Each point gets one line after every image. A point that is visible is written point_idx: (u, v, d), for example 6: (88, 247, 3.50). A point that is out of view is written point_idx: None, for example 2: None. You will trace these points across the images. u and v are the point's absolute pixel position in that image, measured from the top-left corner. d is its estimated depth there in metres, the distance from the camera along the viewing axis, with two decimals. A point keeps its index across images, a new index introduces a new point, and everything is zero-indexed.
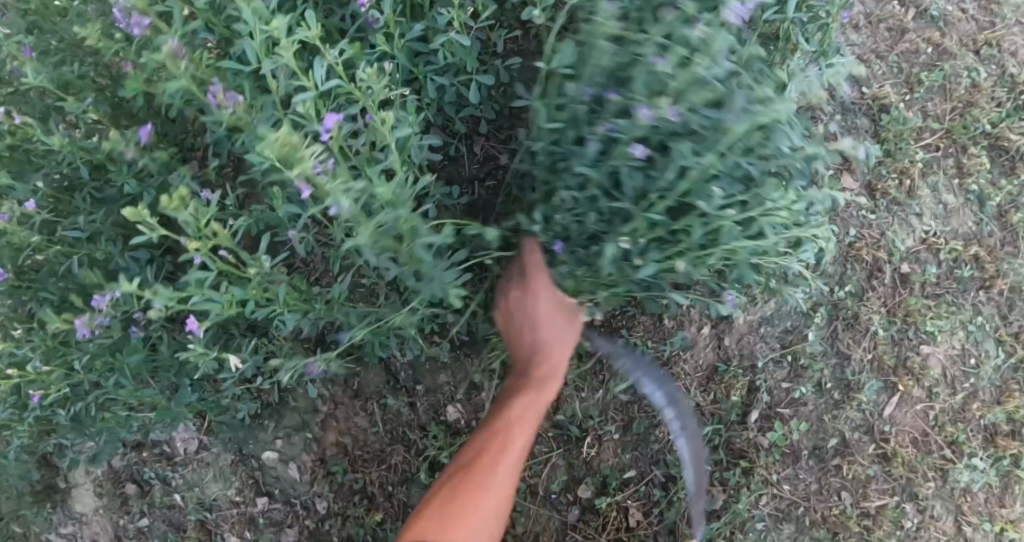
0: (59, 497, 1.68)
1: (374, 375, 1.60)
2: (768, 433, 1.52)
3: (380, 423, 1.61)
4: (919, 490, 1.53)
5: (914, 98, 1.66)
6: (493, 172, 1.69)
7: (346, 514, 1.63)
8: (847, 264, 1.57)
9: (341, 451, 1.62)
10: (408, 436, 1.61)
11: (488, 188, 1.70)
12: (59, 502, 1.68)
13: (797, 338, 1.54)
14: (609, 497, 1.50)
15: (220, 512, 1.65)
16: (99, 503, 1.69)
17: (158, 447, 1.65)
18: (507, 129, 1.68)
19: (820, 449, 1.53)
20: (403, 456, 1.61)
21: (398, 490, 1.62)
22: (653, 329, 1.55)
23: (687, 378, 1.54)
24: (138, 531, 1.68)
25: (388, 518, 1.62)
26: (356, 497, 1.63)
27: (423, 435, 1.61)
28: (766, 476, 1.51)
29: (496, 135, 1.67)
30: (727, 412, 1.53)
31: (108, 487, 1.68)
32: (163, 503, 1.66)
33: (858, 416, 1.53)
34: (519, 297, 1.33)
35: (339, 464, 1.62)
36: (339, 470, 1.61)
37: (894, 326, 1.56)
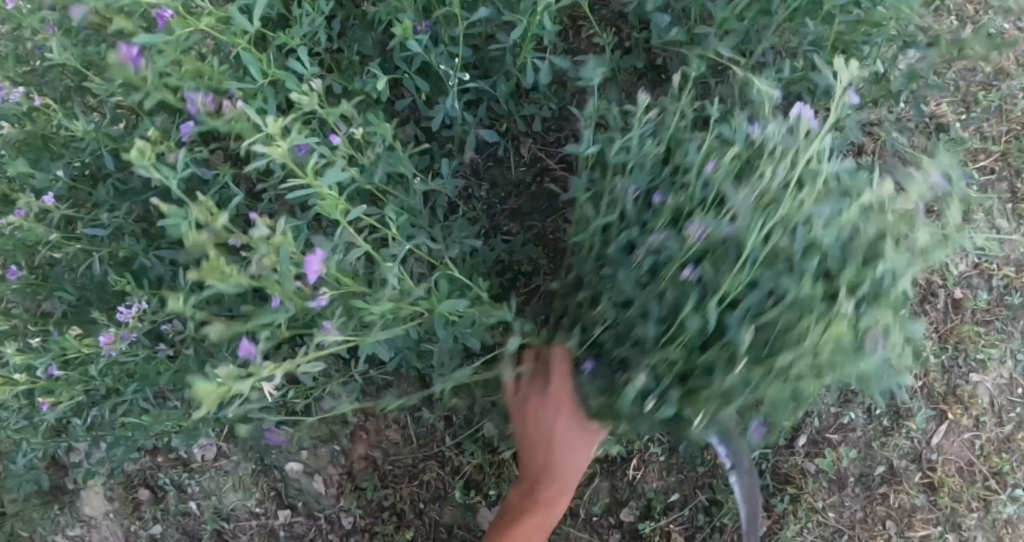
0: (68, 498, 1.65)
1: (408, 386, 1.53)
2: (816, 459, 1.48)
3: (414, 437, 1.53)
4: (963, 521, 1.50)
5: (970, 118, 1.61)
6: (539, 177, 1.62)
7: (373, 531, 1.55)
8: (901, 287, 1.53)
9: (369, 466, 1.55)
10: (442, 451, 1.52)
11: (532, 194, 1.63)
12: (67, 503, 1.65)
13: (849, 362, 1.50)
14: (654, 521, 1.44)
15: (237, 523, 1.58)
16: (109, 507, 1.64)
17: (174, 452, 1.58)
18: (556, 131, 1.61)
19: (866, 476, 1.49)
20: (437, 472, 1.53)
21: (431, 508, 1.54)
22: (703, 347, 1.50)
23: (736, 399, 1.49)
24: (150, 538, 1.62)
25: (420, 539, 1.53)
26: (385, 514, 1.55)
27: (459, 451, 1.51)
28: (812, 503, 1.47)
29: (544, 136, 1.60)
30: (776, 435, 1.48)
31: (119, 492, 1.63)
32: (176, 510, 1.60)
33: (907, 443, 1.50)
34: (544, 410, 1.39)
35: (368, 480, 1.54)
36: (367, 486, 1.54)
37: (946, 352, 1.53)
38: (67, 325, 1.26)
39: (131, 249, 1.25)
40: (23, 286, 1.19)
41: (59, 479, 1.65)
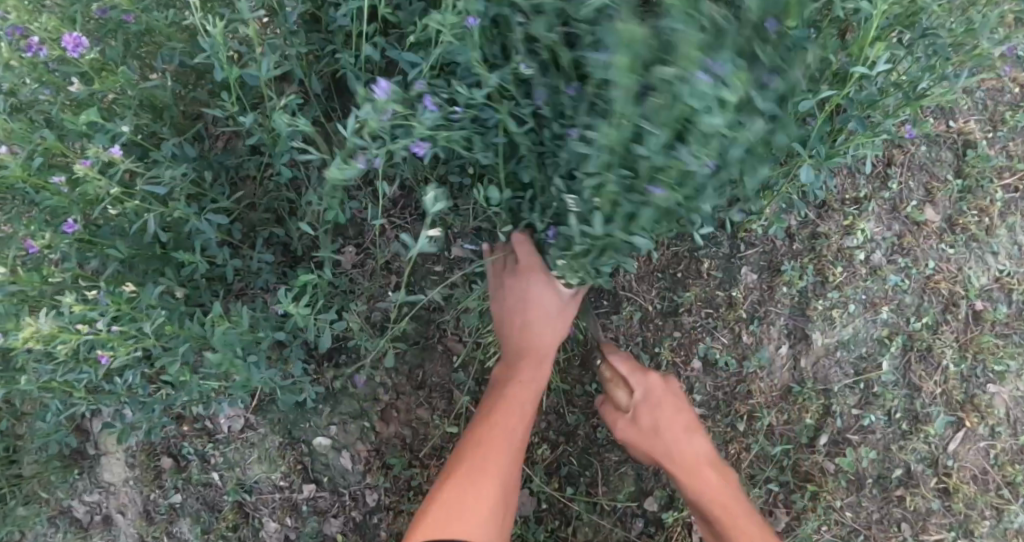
0: (88, 463, 1.68)
1: (439, 366, 1.56)
2: (837, 458, 1.50)
3: (445, 416, 1.56)
4: (975, 528, 1.53)
5: (997, 136, 1.61)
6: None
7: (398, 509, 1.57)
8: (924, 296, 1.56)
9: (400, 443, 1.57)
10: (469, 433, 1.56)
11: None
12: (86, 468, 1.68)
13: (872, 366, 1.53)
14: (676, 511, 1.46)
15: (261, 495, 1.59)
16: (129, 474, 1.67)
17: (200, 422, 1.59)
18: None
19: (885, 478, 1.52)
20: None
21: None
22: (733, 342, 1.51)
23: (762, 395, 1.50)
24: (169, 507, 1.64)
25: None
26: (412, 490, 1.57)
27: None
28: (831, 501, 1.50)
29: None
30: (798, 433, 1.51)
31: (140, 459, 1.64)
32: (198, 481, 1.61)
33: (924, 448, 1.52)
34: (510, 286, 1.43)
35: (397, 457, 1.56)
36: (396, 463, 1.56)
37: (965, 361, 1.56)
38: (111, 282, 1.25)
39: (185, 210, 1.24)
40: (75, 241, 1.17)
41: (79, 444, 1.67)
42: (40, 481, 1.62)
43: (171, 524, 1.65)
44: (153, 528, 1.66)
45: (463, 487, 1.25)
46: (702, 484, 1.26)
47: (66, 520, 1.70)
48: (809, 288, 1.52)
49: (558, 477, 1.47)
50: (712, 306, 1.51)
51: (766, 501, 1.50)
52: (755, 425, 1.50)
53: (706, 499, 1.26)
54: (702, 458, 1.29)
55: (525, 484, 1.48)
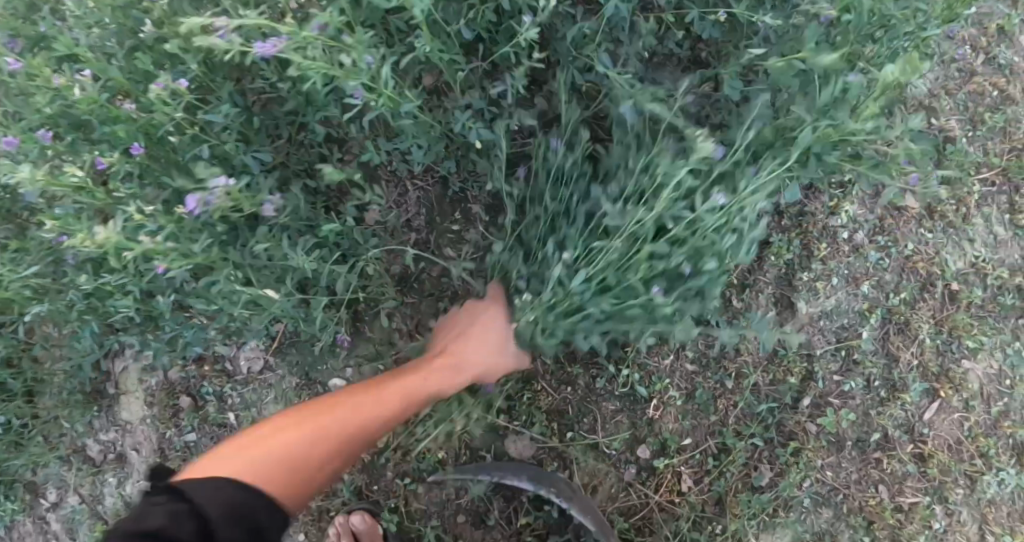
0: (107, 402, 1.89)
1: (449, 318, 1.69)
2: (818, 418, 1.62)
3: None
4: (949, 494, 1.61)
5: (975, 136, 1.69)
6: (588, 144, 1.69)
7: None
8: (903, 275, 1.66)
9: None
10: None
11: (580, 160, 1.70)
12: (105, 407, 1.89)
13: (853, 334, 1.64)
14: (669, 458, 1.59)
15: None
16: (146, 413, 1.87)
17: (220, 364, 1.80)
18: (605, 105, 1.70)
19: (863, 441, 1.62)
20: None
21: (461, 430, 1.61)
22: (722, 308, 1.63)
23: (750, 356, 1.62)
24: (184, 445, 1.83)
25: (453, 458, 1.62)
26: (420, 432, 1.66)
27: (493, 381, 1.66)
28: (813, 459, 1.61)
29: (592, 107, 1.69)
30: (783, 394, 1.62)
31: (158, 398, 1.86)
32: (215, 420, 1.80)
33: (900, 414, 1.62)
34: (473, 306, 1.54)
35: None
36: None
37: (941, 336, 1.65)
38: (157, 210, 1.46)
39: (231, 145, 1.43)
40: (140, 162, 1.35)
41: (101, 384, 1.88)
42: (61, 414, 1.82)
43: (183, 462, 1.83)
44: (166, 465, 1.85)
45: (313, 435, 1.24)
46: None
47: (85, 457, 1.92)
48: (795, 260, 1.65)
49: (556, 422, 1.60)
50: None
51: (751, 456, 1.61)
52: (742, 383, 1.61)
53: None
54: None
55: (526, 429, 1.60)
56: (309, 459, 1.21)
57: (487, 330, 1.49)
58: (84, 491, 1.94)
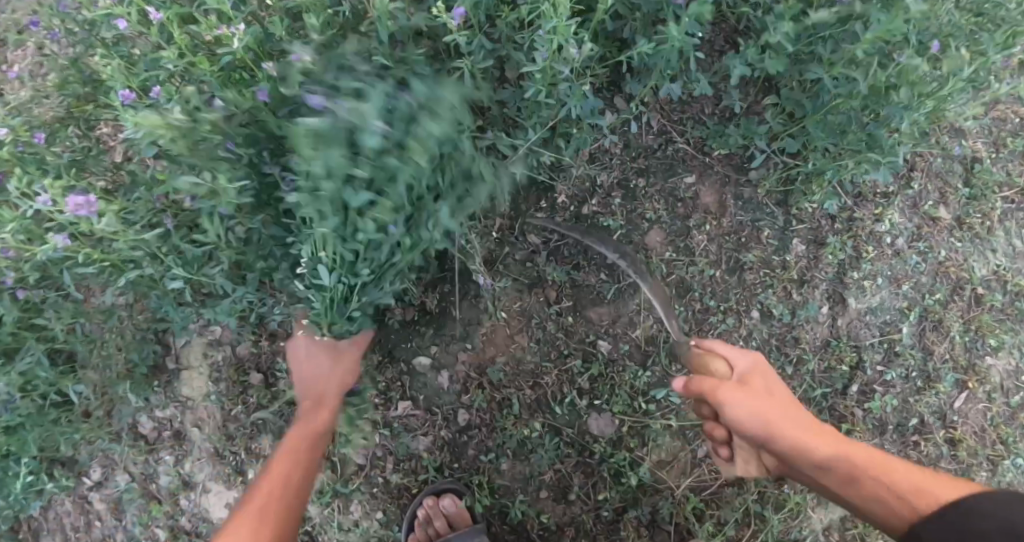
0: (167, 377, 1.89)
1: (535, 299, 1.75)
2: (865, 403, 1.78)
3: (541, 341, 1.74)
4: (975, 475, 1.80)
5: (999, 156, 1.89)
6: (666, 145, 1.82)
7: (492, 427, 1.72)
8: (936, 279, 1.84)
9: (500, 367, 1.73)
10: (566, 361, 1.73)
11: (658, 159, 1.82)
12: (166, 383, 1.89)
13: (893, 329, 1.81)
14: None
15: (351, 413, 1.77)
16: (209, 390, 1.88)
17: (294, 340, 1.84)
18: (680, 110, 1.82)
19: (903, 425, 1.79)
20: (556, 375, 1.72)
21: (544, 408, 1.72)
22: (782, 301, 1.78)
23: (806, 345, 1.78)
24: (251, 422, 1.85)
25: (537, 433, 1.70)
26: (504, 410, 1.72)
27: (578, 362, 1.73)
28: (859, 440, 1.78)
29: (669, 111, 1.81)
30: (835, 380, 1.78)
31: (225, 374, 1.87)
32: (286, 397, 1.83)
33: (934, 402, 1.80)
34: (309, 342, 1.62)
35: (497, 376, 1.72)
36: (492, 382, 1.72)
37: (968, 334, 1.83)
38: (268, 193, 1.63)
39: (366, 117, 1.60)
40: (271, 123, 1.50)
41: (161, 359, 1.89)
42: (125, 388, 1.81)
43: (250, 440, 1.85)
44: (231, 443, 1.85)
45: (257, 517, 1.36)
46: (833, 440, 1.36)
47: (136, 433, 1.91)
48: (846, 260, 1.81)
49: (636, 401, 1.71)
50: (769, 267, 1.79)
51: None
52: (800, 368, 1.77)
53: (849, 455, 1.34)
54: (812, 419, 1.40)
55: (607, 407, 1.72)
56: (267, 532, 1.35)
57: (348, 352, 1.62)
58: (133, 469, 1.91)
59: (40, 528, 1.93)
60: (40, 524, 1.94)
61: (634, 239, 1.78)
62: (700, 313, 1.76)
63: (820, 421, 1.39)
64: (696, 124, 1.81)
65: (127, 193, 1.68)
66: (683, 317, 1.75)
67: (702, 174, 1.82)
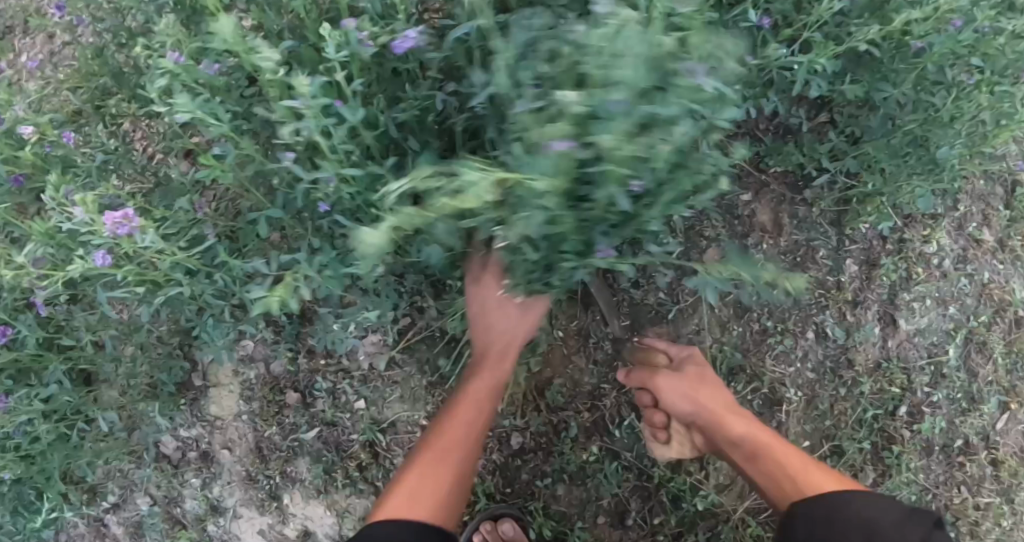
0: (193, 395, 1.79)
1: (593, 315, 1.67)
2: (915, 424, 1.78)
3: (601, 361, 1.67)
4: (1016, 495, 1.82)
5: None
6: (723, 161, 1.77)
7: (549, 451, 1.67)
8: (981, 301, 1.85)
9: (557, 388, 1.67)
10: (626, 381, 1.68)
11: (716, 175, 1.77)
12: (192, 400, 1.79)
13: (941, 351, 1.81)
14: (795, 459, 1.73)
15: (396, 436, 1.73)
16: (241, 409, 1.78)
17: (334, 359, 1.73)
18: (737, 126, 1.77)
19: (949, 446, 1.80)
20: (615, 397, 1.67)
21: (603, 430, 1.67)
22: (835, 322, 1.77)
23: (859, 367, 1.77)
24: (287, 444, 1.75)
25: (595, 457, 1.67)
26: (562, 433, 1.67)
27: None
28: (910, 461, 1.77)
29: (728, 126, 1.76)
30: (885, 402, 1.78)
31: (258, 392, 1.77)
32: (325, 418, 1.74)
33: (978, 423, 1.82)
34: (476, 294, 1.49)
35: (555, 398, 1.67)
36: (550, 404, 1.67)
37: (1011, 356, 1.85)
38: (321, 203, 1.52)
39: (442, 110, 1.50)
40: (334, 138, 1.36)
41: (187, 376, 1.78)
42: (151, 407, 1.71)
43: (286, 463, 1.75)
44: (266, 466, 1.76)
45: (420, 483, 1.34)
46: (744, 422, 1.40)
47: (158, 454, 1.80)
48: (897, 282, 1.81)
49: None
50: (825, 287, 1.78)
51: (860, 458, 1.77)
52: (852, 389, 1.76)
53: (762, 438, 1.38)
54: (730, 403, 1.45)
55: None
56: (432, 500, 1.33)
57: (530, 319, 1.51)
58: (155, 492, 1.81)
59: None
60: None
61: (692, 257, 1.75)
62: (758, 333, 1.74)
63: (741, 407, 1.44)
64: (754, 142, 1.77)
65: (163, 203, 1.57)
66: (741, 338, 1.73)
67: (759, 191, 1.79)
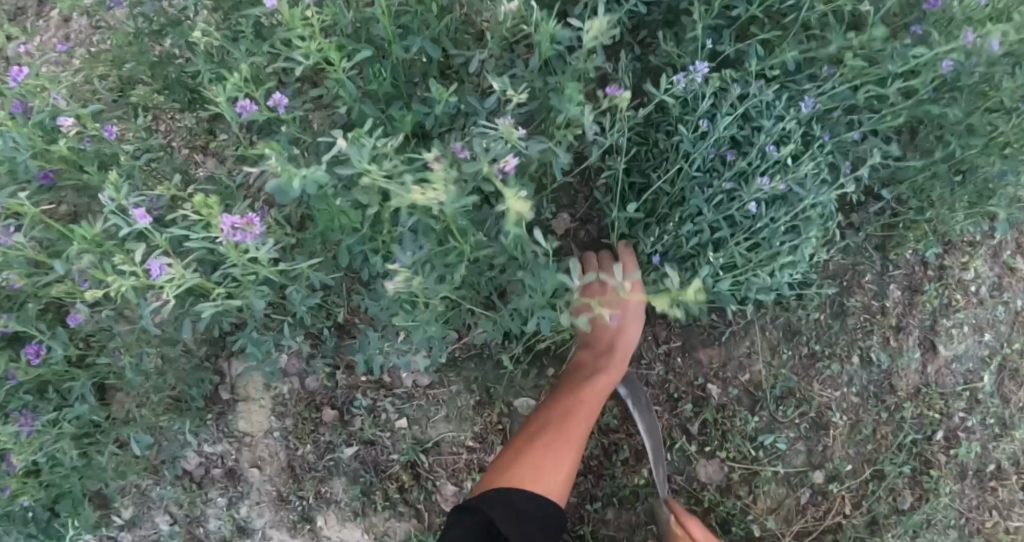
0: (220, 409, 1.69)
1: (643, 337, 1.70)
2: (952, 449, 1.79)
3: (653, 382, 1.70)
4: None
5: None
6: None
7: (599, 474, 1.64)
8: (1015, 328, 1.84)
9: (611, 410, 1.66)
10: (677, 402, 1.71)
11: None
12: (219, 415, 1.69)
13: (977, 377, 1.82)
14: (840, 484, 1.72)
15: (438, 456, 1.67)
16: (272, 426, 1.69)
17: (376, 375, 1.67)
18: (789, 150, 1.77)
19: (982, 471, 1.81)
20: (666, 417, 1.70)
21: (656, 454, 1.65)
22: (877, 347, 1.77)
23: (899, 391, 1.78)
24: (322, 463, 1.68)
25: (648, 480, 1.63)
26: (612, 457, 1.64)
27: (688, 404, 1.71)
28: (948, 485, 1.77)
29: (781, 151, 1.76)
30: (924, 426, 1.79)
31: (292, 408, 1.69)
32: (364, 437, 1.67)
33: (1012, 448, 1.82)
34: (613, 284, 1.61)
35: (609, 420, 1.65)
36: (603, 425, 1.65)
37: None
38: (384, 214, 1.47)
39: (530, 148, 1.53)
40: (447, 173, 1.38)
41: (214, 389, 1.68)
42: (177, 422, 1.60)
43: (321, 483, 1.68)
44: (298, 486, 1.68)
45: (539, 461, 1.49)
46: None
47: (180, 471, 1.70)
48: (937, 308, 1.82)
49: (746, 444, 1.69)
50: (870, 312, 1.78)
51: (899, 483, 1.76)
52: (892, 413, 1.77)
53: None
54: None
55: (716, 454, 1.70)
56: (550, 476, 1.49)
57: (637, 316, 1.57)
58: (176, 510, 1.71)
59: None
60: None
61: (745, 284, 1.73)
62: (806, 356, 1.74)
63: None
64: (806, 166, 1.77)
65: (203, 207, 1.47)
66: (790, 361, 1.73)
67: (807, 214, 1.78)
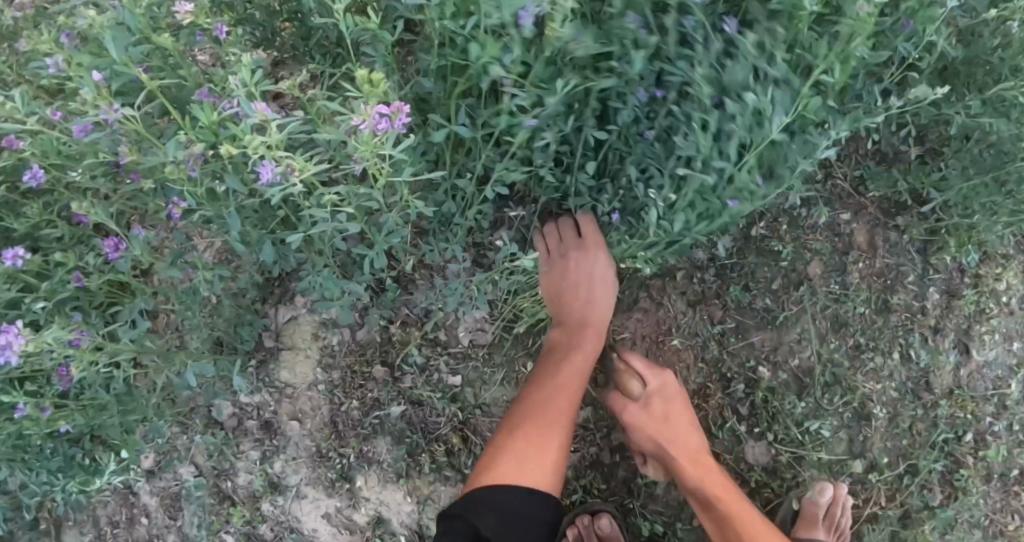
0: (263, 356, 1.61)
1: (699, 319, 1.79)
2: (980, 451, 1.82)
3: (703, 362, 1.79)
4: None
5: None
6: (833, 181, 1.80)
7: None
8: None
9: None
10: (726, 381, 1.79)
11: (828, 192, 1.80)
12: (260, 364, 1.61)
13: (1005, 384, 1.85)
14: (881, 475, 1.80)
15: (490, 419, 1.65)
16: (317, 379, 1.63)
17: (431, 332, 1.62)
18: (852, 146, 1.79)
19: (1006, 475, 1.84)
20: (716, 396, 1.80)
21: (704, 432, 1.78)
22: (917, 347, 1.81)
23: (933, 391, 1.81)
24: (367, 421, 1.63)
25: None
26: None
27: (734, 384, 1.79)
28: (974, 485, 1.81)
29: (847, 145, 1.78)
30: (955, 426, 1.82)
31: (338, 361, 1.63)
32: (413, 396, 1.63)
33: None
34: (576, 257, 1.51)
35: None
36: None
37: None
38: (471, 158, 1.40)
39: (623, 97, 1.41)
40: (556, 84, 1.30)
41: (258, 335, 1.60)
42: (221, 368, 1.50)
43: (365, 441, 1.63)
44: (340, 442, 1.63)
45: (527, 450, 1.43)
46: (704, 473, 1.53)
47: (211, 420, 1.62)
48: (973, 313, 1.84)
49: (792, 429, 1.77)
50: (911, 312, 1.81)
51: (928, 480, 1.80)
52: (927, 412, 1.81)
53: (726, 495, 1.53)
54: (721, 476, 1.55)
55: (762, 436, 1.79)
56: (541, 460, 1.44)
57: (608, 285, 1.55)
58: (203, 462, 1.62)
59: (67, 517, 1.63)
60: (66, 514, 1.63)
61: (799, 278, 1.78)
62: (851, 350, 1.79)
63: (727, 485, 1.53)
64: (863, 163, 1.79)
65: None
66: (835, 353, 1.78)
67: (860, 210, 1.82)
